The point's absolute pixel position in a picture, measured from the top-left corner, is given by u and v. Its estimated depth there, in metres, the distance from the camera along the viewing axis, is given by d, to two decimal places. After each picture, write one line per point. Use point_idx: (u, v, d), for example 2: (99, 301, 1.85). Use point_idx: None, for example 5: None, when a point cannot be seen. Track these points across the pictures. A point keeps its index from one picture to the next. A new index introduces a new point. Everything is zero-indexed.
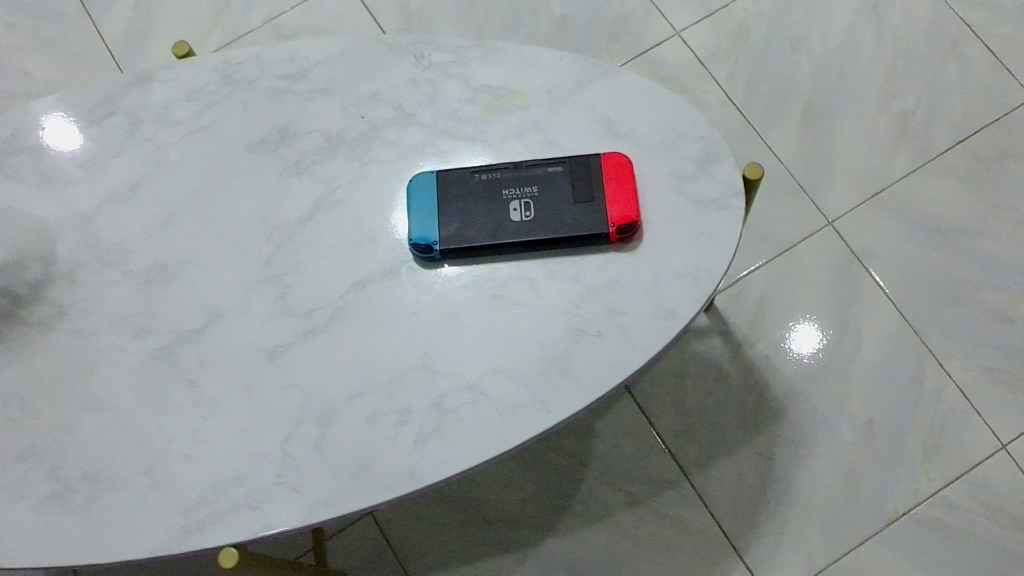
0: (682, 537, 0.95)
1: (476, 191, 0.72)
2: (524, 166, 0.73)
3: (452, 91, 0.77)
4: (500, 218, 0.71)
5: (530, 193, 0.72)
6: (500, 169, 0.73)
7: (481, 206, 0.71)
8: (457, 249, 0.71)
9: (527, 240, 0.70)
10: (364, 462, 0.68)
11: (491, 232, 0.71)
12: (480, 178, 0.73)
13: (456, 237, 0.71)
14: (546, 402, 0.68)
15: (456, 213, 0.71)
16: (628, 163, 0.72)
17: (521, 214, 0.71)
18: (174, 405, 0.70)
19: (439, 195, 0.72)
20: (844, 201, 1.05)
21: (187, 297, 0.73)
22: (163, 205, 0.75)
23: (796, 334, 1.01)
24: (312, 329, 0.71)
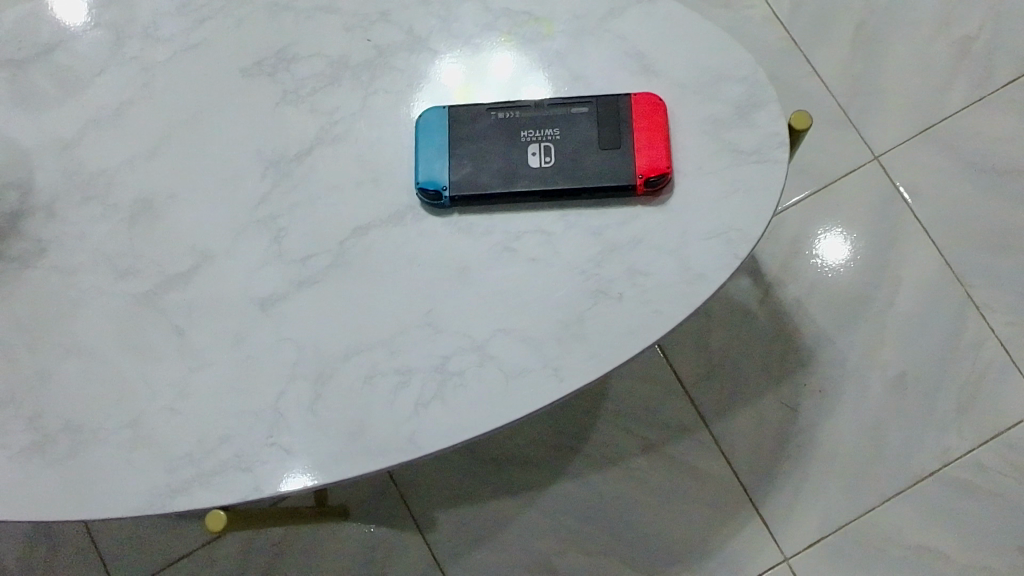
0: (696, 487, 0.91)
1: (491, 132, 0.65)
2: (546, 104, 0.66)
3: (469, 15, 0.70)
4: (517, 164, 0.64)
5: (551, 136, 0.65)
6: (518, 106, 0.66)
7: (496, 149, 0.65)
8: (468, 197, 0.65)
9: (545, 190, 0.64)
10: (361, 425, 0.63)
11: (506, 179, 0.64)
12: (496, 117, 0.66)
13: (468, 183, 0.64)
14: (557, 369, 0.63)
15: (469, 156, 0.65)
16: (661, 104, 0.65)
17: (540, 160, 0.64)
18: (161, 354, 0.66)
19: (451, 135, 0.66)
20: (891, 134, 0.97)
21: (174, 236, 0.67)
22: (149, 132, 0.69)
23: (825, 242, 0.95)
24: (309, 277, 0.66)
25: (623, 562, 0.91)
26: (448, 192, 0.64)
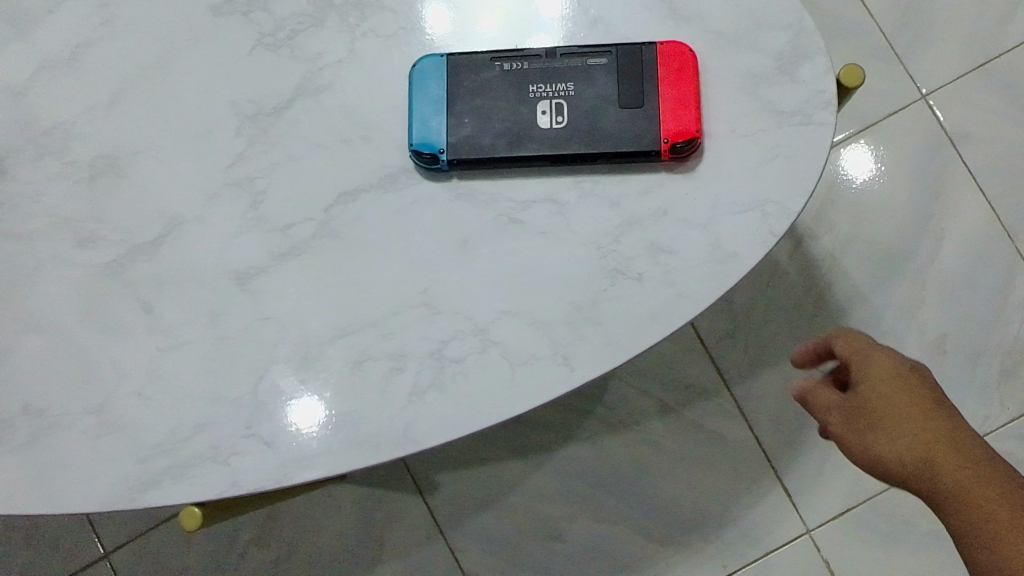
0: (717, 454, 0.86)
1: (495, 86, 0.57)
2: (559, 53, 0.58)
3: None
4: (524, 123, 0.57)
5: (563, 92, 0.57)
6: (528, 55, 0.58)
7: (502, 107, 0.57)
8: (468, 160, 0.57)
9: (556, 154, 0.56)
10: (348, 416, 0.57)
11: (512, 142, 0.56)
12: (502, 68, 0.58)
13: (469, 145, 0.57)
14: (568, 357, 0.56)
15: (471, 114, 0.57)
16: (692, 57, 0.57)
17: (552, 120, 0.57)
18: (128, 332, 0.59)
19: (450, 88, 0.58)
20: (942, 71, 0.88)
21: (140, 199, 0.60)
22: (110, 80, 0.61)
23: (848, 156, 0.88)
24: (291, 248, 0.59)
25: (636, 530, 0.86)
26: (446, 156, 0.57)
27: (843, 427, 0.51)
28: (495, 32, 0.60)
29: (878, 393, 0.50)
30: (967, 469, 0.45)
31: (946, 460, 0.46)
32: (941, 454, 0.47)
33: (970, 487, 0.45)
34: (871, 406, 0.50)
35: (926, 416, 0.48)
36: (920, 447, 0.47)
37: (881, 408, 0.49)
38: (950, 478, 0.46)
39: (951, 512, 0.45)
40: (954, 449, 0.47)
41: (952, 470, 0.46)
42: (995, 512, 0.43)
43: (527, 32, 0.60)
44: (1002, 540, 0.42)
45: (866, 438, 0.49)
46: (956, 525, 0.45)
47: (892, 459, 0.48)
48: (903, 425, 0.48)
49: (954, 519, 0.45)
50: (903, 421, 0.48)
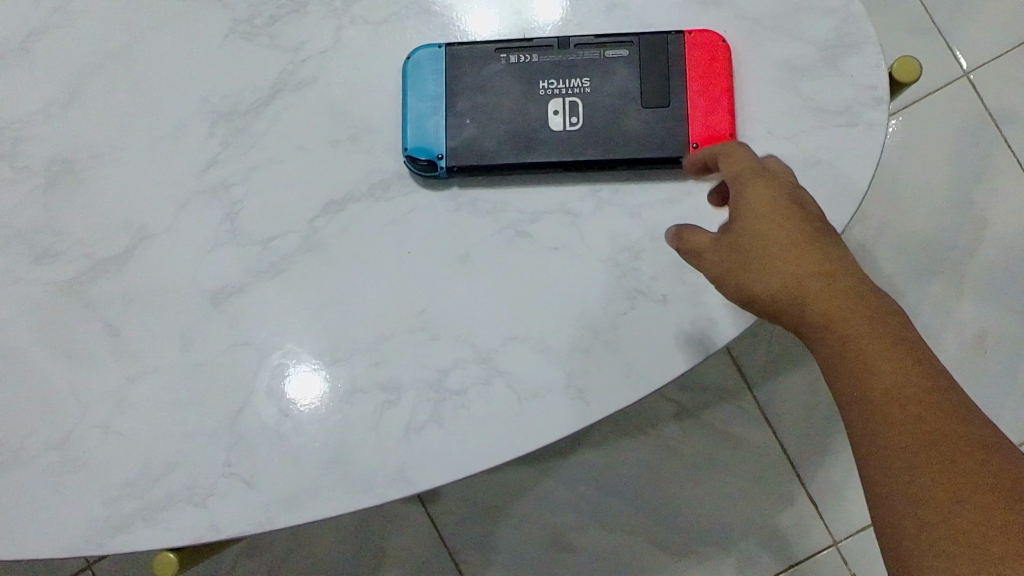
0: (738, 460, 0.80)
1: (501, 81, 0.51)
2: (573, 44, 0.51)
3: None
4: (534, 125, 0.50)
5: (578, 88, 0.50)
6: (538, 46, 0.51)
7: (509, 105, 0.51)
8: (470, 167, 0.50)
9: (570, 161, 0.50)
10: (337, 453, 0.51)
11: (521, 146, 0.50)
12: (508, 60, 0.51)
13: (471, 150, 0.50)
14: (583, 389, 0.50)
15: (473, 114, 0.51)
16: (727, 50, 0.50)
17: (565, 121, 0.50)
18: (92, 358, 0.53)
19: (449, 83, 0.51)
20: (986, 44, 0.81)
21: (103, 207, 0.54)
22: (66, 73, 0.55)
23: None
24: (272, 264, 0.52)
25: (652, 541, 0.80)
26: (444, 162, 0.50)
27: (711, 256, 0.44)
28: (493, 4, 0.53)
29: (753, 221, 0.42)
30: (849, 308, 0.39)
31: (822, 299, 0.39)
32: (820, 283, 0.40)
33: (848, 329, 0.38)
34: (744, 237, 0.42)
35: (814, 244, 0.41)
36: (796, 276, 0.40)
37: (754, 239, 0.42)
38: (831, 317, 0.39)
39: (825, 355, 0.39)
40: (834, 284, 0.40)
41: (828, 310, 0.39)
42: (875, 359, 0.37)
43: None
44: (879, 388, 0.37)
45: (738, 267, 0.42)
46: (829, 369, 0.39)
47: (765, 293, 0.41)
48: (778, 258, 0.41)
49: (830, 365, 0.39)
50: (777, 251, 0.41)
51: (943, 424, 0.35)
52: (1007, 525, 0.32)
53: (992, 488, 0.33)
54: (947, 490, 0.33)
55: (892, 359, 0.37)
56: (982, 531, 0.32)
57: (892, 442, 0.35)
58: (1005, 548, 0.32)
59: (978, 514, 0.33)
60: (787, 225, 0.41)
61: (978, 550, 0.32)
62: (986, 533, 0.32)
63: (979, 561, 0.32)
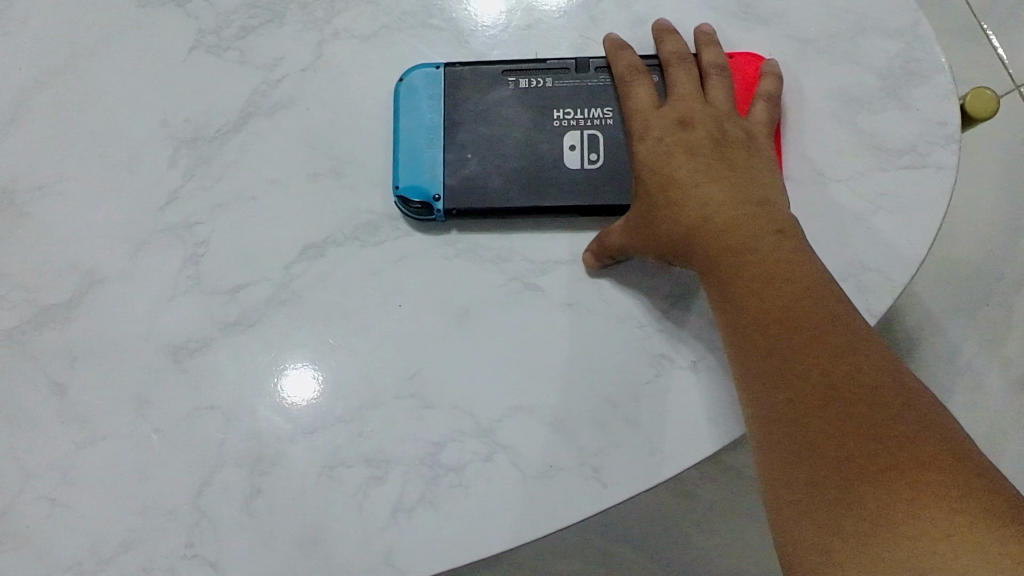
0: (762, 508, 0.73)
1: (507, 110, 0.44)
2: (593, 68, 0.45)
3: None
4: (546, 163, 0.43)
5: (599, 119, 0.44)
6: (552, 69, 0.45)
7: (518, 138, 0.44)
8: (471, 209, 0.44)
9: (586, 206, 0.43)
10: (313, 538, 0.43)
11: (530, 186, 0.43)
12: (517, 85, 0.45)
13: (474, 190, 0.43)
14: (599, 468, 0.43)
15: (475, 148, 0.44)
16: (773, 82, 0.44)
17: (582, 158, 0.43)
18: (32, 419, 0.46)
19: (448, 111, 0.44)
20: None
21: (48, 245, 0.47)
22: (7, 90, 0.48)
23: None
24: (242, 317, 0.46)
25: None
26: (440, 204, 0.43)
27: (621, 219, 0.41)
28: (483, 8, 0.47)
29: (655, 158, 0.40)
30: (740, 241, 0.36)
31: (718, 235, 0.37)
32: (714, 217, 0.37)
33: (737, 265, 0.35)
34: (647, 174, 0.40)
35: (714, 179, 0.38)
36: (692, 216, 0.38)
37: (657, 177, 0.40)
38: (724, 255, 0.36)
39: (721, 301, 0.36)
40: (729, 211, 0.37)
41: (721, 239, 0.36)
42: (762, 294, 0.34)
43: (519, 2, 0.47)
44: (765, 329, 0.33)
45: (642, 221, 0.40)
46: (725, 320, 0.36)
47: (671, 246, 0.39)
48: (678, 195, 0.38)
49: (723, 312, 0.36)
50: (676, 188, 0.39)
51: (826, 354, 0.32)
52: (887, 451, 0.28)
53: (872, 401, 0.30)
54: (823, 429, 0.30)
55: (781, 290, 0.34)
56: (861, 461, 0.29)
57: (777, 386, 0.32)
58: (881, 475, 0.28)
59: (857, 445, 0.29)
60: (681, 164, 0.39)
61: (855, 486, 0.28)
62: (855, 467, 0.29)
63: (857, 497, 0.28)
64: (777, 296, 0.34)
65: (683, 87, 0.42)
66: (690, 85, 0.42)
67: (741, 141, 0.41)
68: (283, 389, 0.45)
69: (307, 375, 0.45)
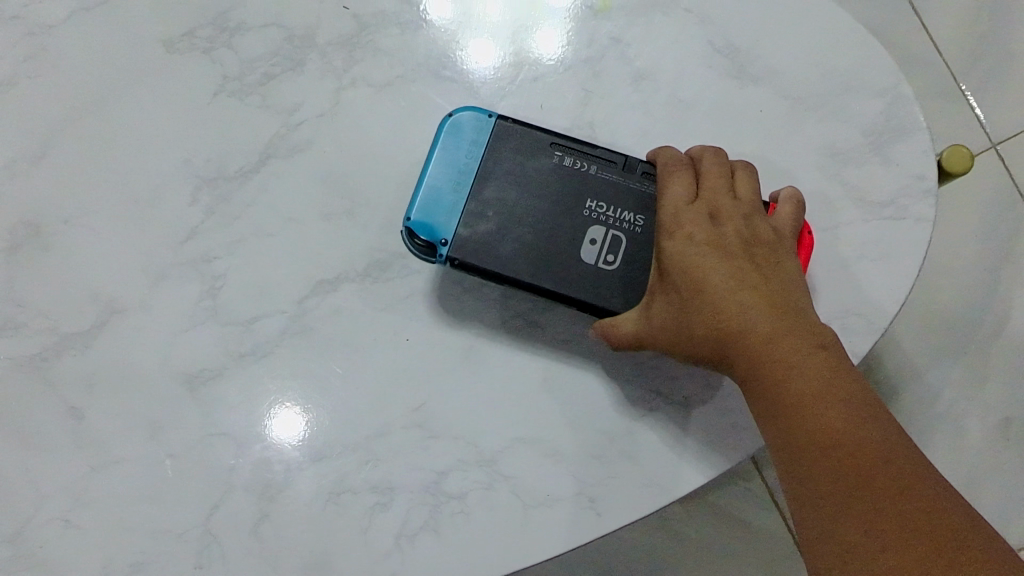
0: (745, 544, 0.75)
1: (543, 180, 0.45)
2: (639, 172, 0.46)
3: None
4: (564, 247, 0.45)
5: (627, 223, 0.45)
6: (599, 159, 0.46)
7: (544, 214, 0.45)
8: (473, 266, 0.45)
9: (589, 298, 0.44)
10: (319, 562, 0.46)
11: (540, 265, 0.44)
12: (560, 161, 0.46)
13: (484, 255, 0.44)
14: (596, 498, 0.45)
15: (499, 208, 0.45)
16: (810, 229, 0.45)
17: (599, 256, 0.44)
18: (49, 443, 0.48)
19: (486, 160, 0.45)
20: (1016, 113, 0.76)
21: (71, 277, 0.49)
22: (35, 125, 0.50)
23: None
24: (254, 348, 0.48)
25: None
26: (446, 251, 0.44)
27: (643, 311, 0.42)
28: (479, 61, 0.50)
29: (685, 256, 0.41)
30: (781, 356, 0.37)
31: (755, 346, 0.38)
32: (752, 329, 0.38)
33: (779, 378, 0.37)
34: (677, 272, 0.41)
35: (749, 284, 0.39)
36: (732, 326, 0.39)
37: (689, 276, 0.40)
38: (762, 367, 0.37)
39: (764, 413, 0.37)
40: (767, 320, 0.38)
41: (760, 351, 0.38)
42: (806, 410, 0.35)
43: (516, 59, 0.50)
44: (814, 449, 0.35)
45: (672, 321, 0.40)
46: (768, 431, 0.37)
47: (705, 350, 0.40)
48: (713, 298, 0.39)
49: (764, 421, 0.37)
50: (712, 290, 0.39)
51: (873, 479, 0.33)
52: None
53: (926, 529, 0.31)
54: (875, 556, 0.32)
55: (825, 405, 0.35)
56: None
57: (828, 507, 0.34)
58: None
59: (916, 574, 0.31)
60: (714, 268, 0.40)
61: None
62: None
63: None
64: (819, 411, 0.35)
65: (711, 182, 0.43)
66: (718, 180, 0.43)
67: (767, 240, 0.42)
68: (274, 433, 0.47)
69: (290, 410, 0.47)
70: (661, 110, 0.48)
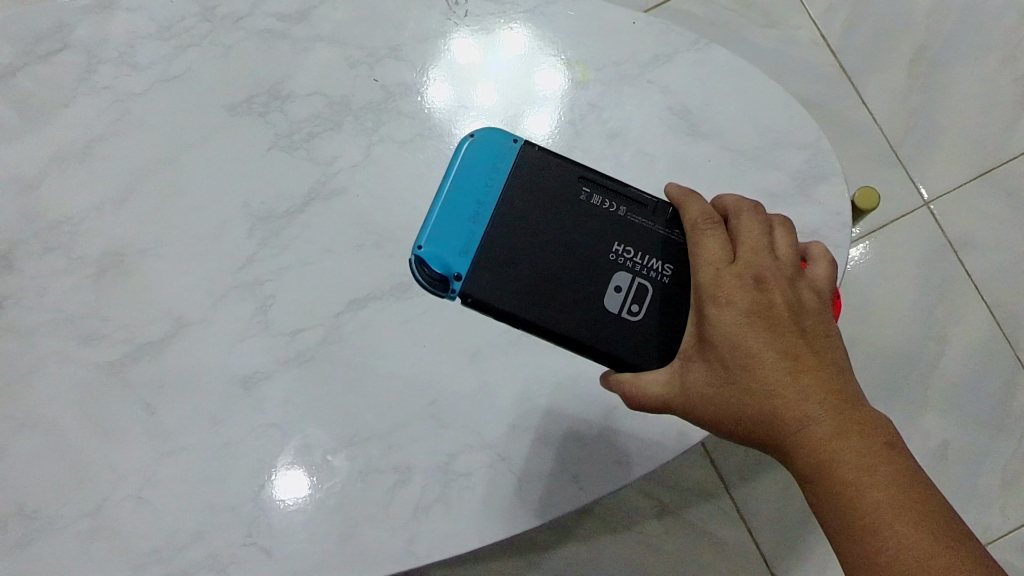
0: (717, 556, 0.84)
1: (572, 217, 0.50)
2: (668, 217, 0.50)
3: (472, 58, 0.63)
4: (589, 289, 0.48)
5: (651, 270, 0.49)
6: (630, 201, 0.50)
7: (571, 259, 0.49)
8: (490, 304, 0.49)
9: (608, 347, 0.48)
10: (349, 530, 0.55)
11: (564, 307, 0.48)
12: (589, 198, 0.50)
13: (507, 295, 0.48)
14: (577, 475, 0.56)
15: (525, 241, 0.49)
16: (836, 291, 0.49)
17: (623, 305, 0.48)
18: (123, 433, 0.57)
19: (511, 190, 0.51)
20: (944, 176, 0.88)
21: (148, 297, 0.59)
22: (121, 175, 0.61)
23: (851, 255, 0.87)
24: (297, 353, 0.58)
25: None
26: (461, 279, 0.49)
27: (676, 379, 0.43)
28: (485, 117, 0.61)
29: (732, 329, 0.42)
30: (824, 433, 0.39)
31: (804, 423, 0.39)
32: (800, 406, 0.39)
33: (828, 456, 0.38)
34: (724, 346, 0.42)
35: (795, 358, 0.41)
36: (776, 400, 0.40)
37: (736, 351, 0.42)
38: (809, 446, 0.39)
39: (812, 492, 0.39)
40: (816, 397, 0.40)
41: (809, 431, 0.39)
42: (855, 489, 0.37)
43: (516, 118, 0.61)
44: (863, 532, 0.36)
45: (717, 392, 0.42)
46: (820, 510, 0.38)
47: (751, 423, 0.41)
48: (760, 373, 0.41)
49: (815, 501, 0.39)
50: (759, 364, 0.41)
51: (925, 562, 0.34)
52: None
53: None
54: None
55: (874, 485, 0.37)
56: None
57: None
58: None
59: None
60: (757, 339, 0.41)
61: None
62: None
63: None
64: (868, 491, 0.37)
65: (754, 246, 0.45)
66: (760, 244, 0.45)
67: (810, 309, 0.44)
68: (302, 481, 0.56)
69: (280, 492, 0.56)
70: (630, 162, 0.60)
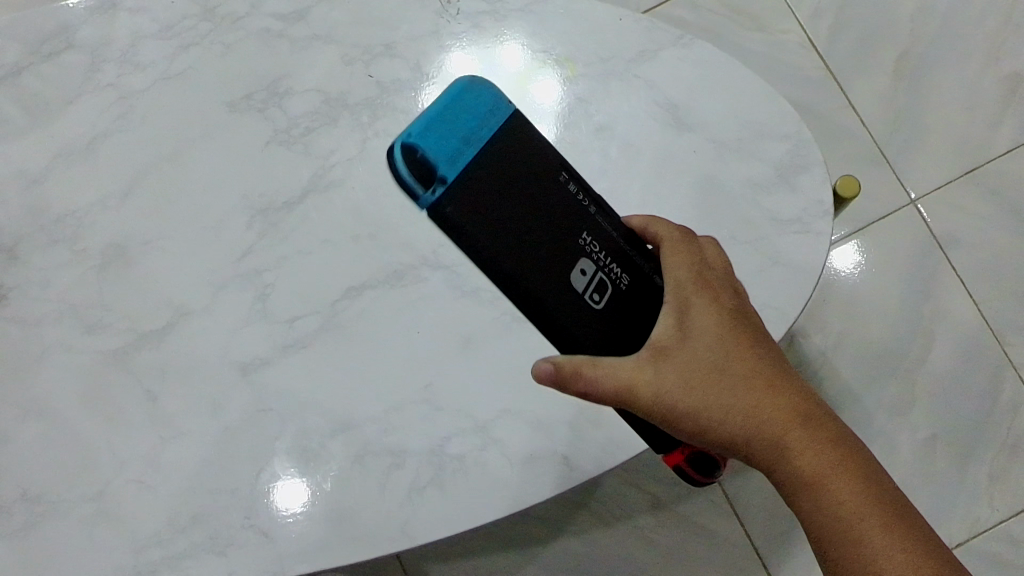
0: (710, 549, 0.85)
1: (557, 186, 0.42)
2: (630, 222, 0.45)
3: (464, 66, 0.64)
4: (555, 267, 0.42)
5: (615, 270, 0.43)
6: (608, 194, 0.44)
7: (546, 230, 0.42)
8: (455, 228, 0.40)
9: (564, 323, 0.42)
10: (345, 512, 0.56)
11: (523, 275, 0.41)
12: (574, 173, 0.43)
13: (477, 230, 0.40)
14: (567, 456, 0.58)
15: (508, 185, 0.41)
16: None
17: (587, 290, 0.42)
18: (125, 419, 0.59)
19: (507, 131, 0.41)
20: (930, 175, 0.90)
21: (150, 287, 0.61)
22: (124, 170, 0.63)
23: (838, 254, 0.89)
24: (295, 340, 0.60)
25: None
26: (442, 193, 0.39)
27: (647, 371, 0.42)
28: None
29: (708, 338, 0.44)
30: (799, 437, 0.42)
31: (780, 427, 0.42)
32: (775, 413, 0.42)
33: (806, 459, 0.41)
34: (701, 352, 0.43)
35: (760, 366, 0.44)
36: (754, 407, 0.43)
37: (713, 359, 0.43)
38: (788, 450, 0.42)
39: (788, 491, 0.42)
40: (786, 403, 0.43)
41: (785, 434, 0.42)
42: (835, 488, 0.41)
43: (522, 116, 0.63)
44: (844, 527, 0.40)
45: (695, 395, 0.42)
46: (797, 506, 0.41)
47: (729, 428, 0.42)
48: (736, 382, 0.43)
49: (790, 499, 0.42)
50: (735, 372, 0.43)
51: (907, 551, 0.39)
52: None
53: None
54: None
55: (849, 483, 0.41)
56: None
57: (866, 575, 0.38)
58: None
59: None
60: (730, 352, 0.44)
61: None
62: None
63: None
64: (846, 489, 0.40)
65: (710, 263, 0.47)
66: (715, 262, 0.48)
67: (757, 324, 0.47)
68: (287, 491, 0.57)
69: (276, 496, 0.57)
70: (618, 154, 0.61)
